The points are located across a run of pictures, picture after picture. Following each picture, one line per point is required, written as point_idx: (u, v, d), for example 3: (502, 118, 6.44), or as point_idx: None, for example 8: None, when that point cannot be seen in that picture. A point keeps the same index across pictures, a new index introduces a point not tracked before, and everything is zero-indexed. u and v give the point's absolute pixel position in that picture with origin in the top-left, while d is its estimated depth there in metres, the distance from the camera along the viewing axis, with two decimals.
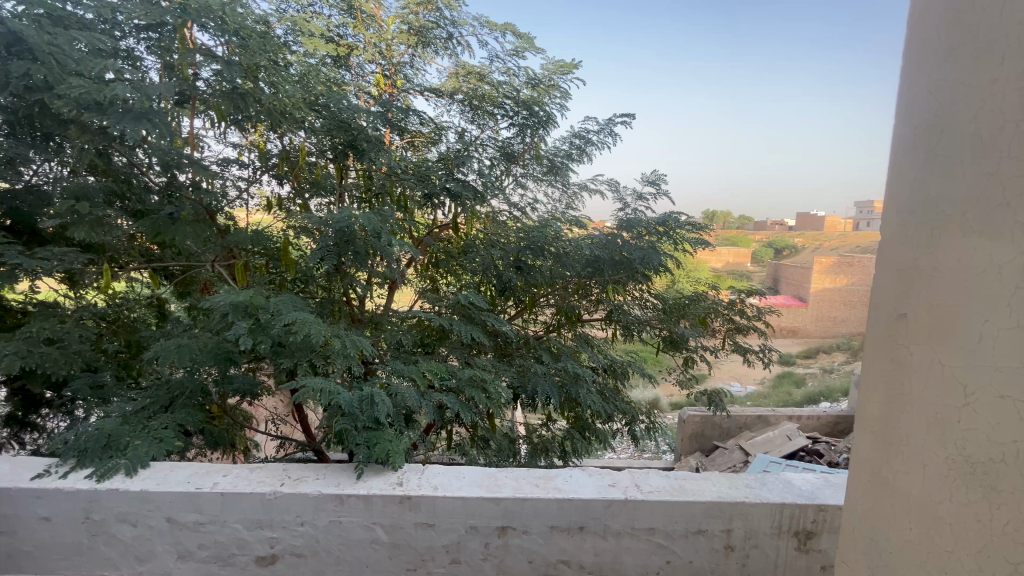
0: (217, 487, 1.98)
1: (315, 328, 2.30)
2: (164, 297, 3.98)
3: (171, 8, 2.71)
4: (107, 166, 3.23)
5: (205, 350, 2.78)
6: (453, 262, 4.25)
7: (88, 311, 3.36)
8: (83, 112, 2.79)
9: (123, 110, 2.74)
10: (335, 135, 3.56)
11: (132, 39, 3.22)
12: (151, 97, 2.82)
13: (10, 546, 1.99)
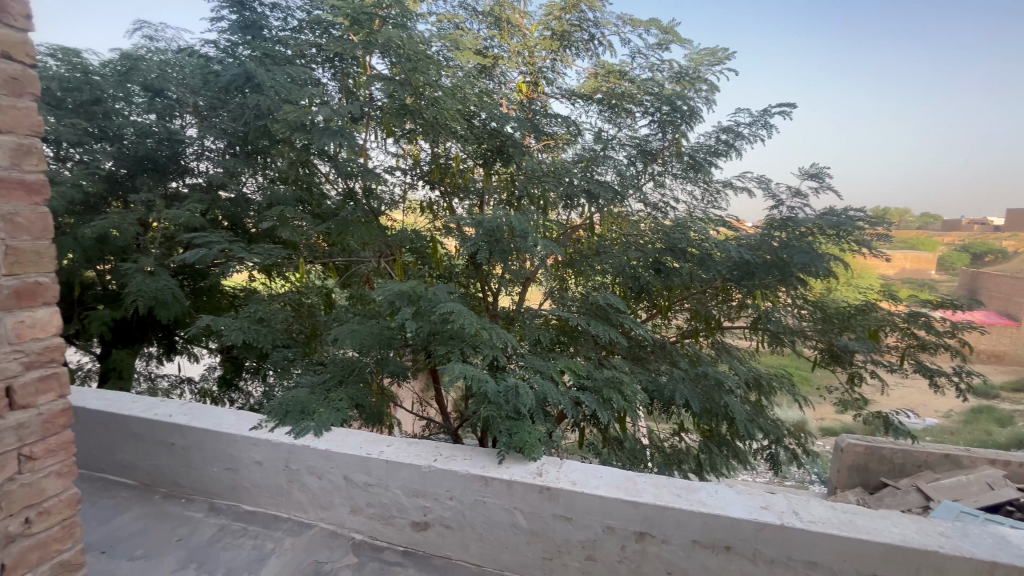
0: (383, 455, 2.26)
1: (468, 319, 2.52)
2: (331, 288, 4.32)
3: (359, 43, 3.22)
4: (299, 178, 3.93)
5: (373, 336, 3.20)
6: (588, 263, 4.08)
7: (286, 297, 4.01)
8: (292, 133, 3.41)
9: (322, 129, 3.29)
10: (485, 142, 3.85)
11: (320, 68, 3.81)
12: (339, 116, 3.31)
13: (234, 480, 2.51)
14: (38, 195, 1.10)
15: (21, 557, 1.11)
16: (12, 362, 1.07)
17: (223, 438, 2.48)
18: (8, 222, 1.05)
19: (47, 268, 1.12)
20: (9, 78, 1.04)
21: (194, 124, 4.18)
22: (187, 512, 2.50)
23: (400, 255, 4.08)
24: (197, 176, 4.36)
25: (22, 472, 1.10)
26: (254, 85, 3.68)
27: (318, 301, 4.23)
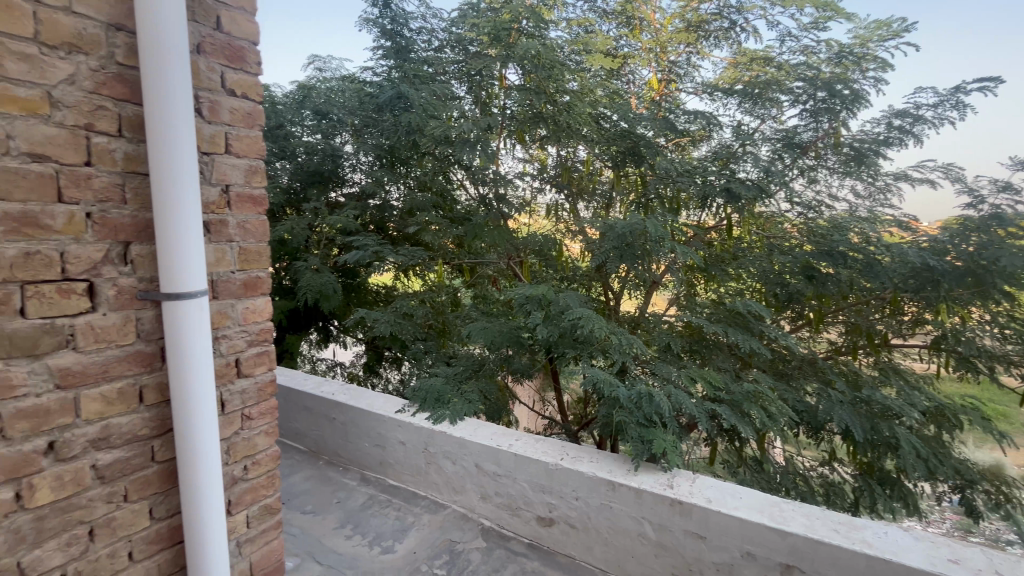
0: (513, 448, 2.37)
1: (598, 324, 2.57)
2: (457, 292, 4.37)
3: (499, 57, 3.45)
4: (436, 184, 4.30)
5: (502, 334, 3.38)
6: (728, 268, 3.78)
7: (436, 295, 4.28)
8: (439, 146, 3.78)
9: (465, 142, 3.55)
10: (616, 144, 3.83)
11: (455, 81, 4.09)
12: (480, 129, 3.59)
13: (382, 456, 2.82)
14: (260, 206, 1.35)
15: (241, 496, 1.38)
16: (240, 338, 1.33)
17: (374, 418, 2.80)
18: (242, 228, 1.31)
19: (265, 264, 1.37)
20: (246, 113, 1.29)
21: (351, 140, 4.78)
22: (344, 479, 2.86)
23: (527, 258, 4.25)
24: (353, 186, 4.90)
25: (244, 427, 1.37)
26: (403, 102, 4.12)
27: (448, 301, 4.36)
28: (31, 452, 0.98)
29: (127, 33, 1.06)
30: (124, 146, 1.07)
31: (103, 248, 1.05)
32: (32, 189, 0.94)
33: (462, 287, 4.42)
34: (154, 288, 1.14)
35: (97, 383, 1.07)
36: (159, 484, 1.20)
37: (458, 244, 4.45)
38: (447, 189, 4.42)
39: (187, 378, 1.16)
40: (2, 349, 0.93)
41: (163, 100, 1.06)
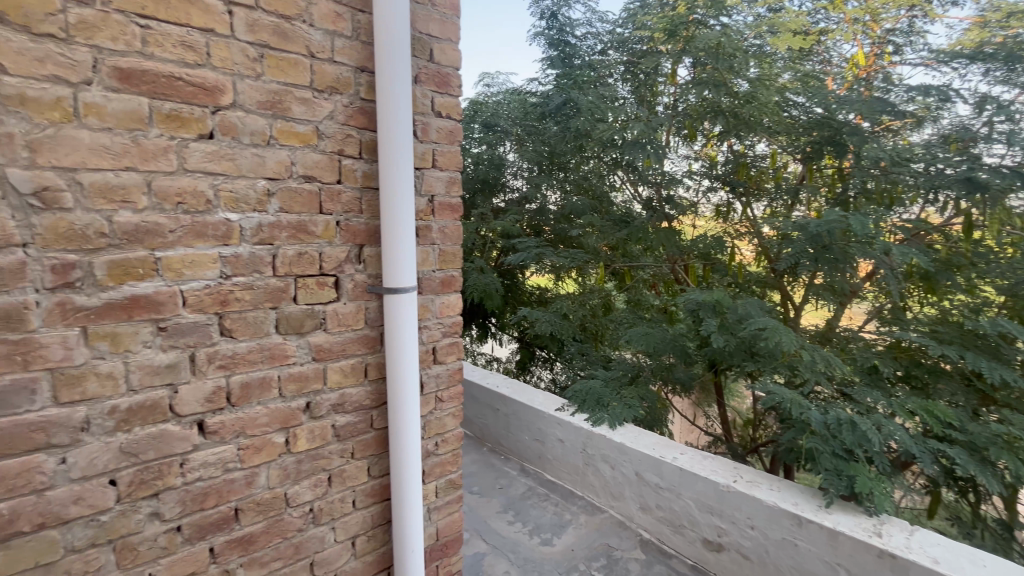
0: (677, 461, 2.25)
1: (787, 336, 2.34)
2: (610, 295, 4.32)
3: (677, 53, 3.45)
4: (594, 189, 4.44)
5: (665, 341, 3.26)
6: (974, 272, 2.98)
7: (593, 297, 4.30)
8: (608, 148, 3.86)
9: (632, 143, 3.61)
10: (815, 133, 3.35)
11: (616, 78, 4.10)
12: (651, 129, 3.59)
13: (541, 450, 2.93)
14: (456, 213, 1.52)
15: (432, 468, 1.56)
16: (437, 330, 1.52)
17: (535, 413, 2.93)
18: (442, 232, 1.49)
19: (458, 264, 1.54)
20: (449, 131, 1.46)
21: (514, 149, 5.07)
22: (505, 467, 3.04)
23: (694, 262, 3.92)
24: (513, 192, 5.18)
25: (437, 408, 1.55)
26: (568, 108, 4.27)
27: (599, 304, 4.34)
28: (296, 408, 1.26)
29: (368, 73, 1.29)
30: (363, 166, 1.30)
31: (346, 250, 1.30)
32: (305, 203, 1.21)
33: (615, 291, 4.32)
34: (378, 283, 1.37)
35: (338, 358, 1.32)
36: (375, 447, 1.43)
37: (611, 246, 4.23)
38: (604, 191, 4.44)
39: (400, 361, 1.36)
40: (283, 327, 1.21)
41: (392, 125, 1.27)
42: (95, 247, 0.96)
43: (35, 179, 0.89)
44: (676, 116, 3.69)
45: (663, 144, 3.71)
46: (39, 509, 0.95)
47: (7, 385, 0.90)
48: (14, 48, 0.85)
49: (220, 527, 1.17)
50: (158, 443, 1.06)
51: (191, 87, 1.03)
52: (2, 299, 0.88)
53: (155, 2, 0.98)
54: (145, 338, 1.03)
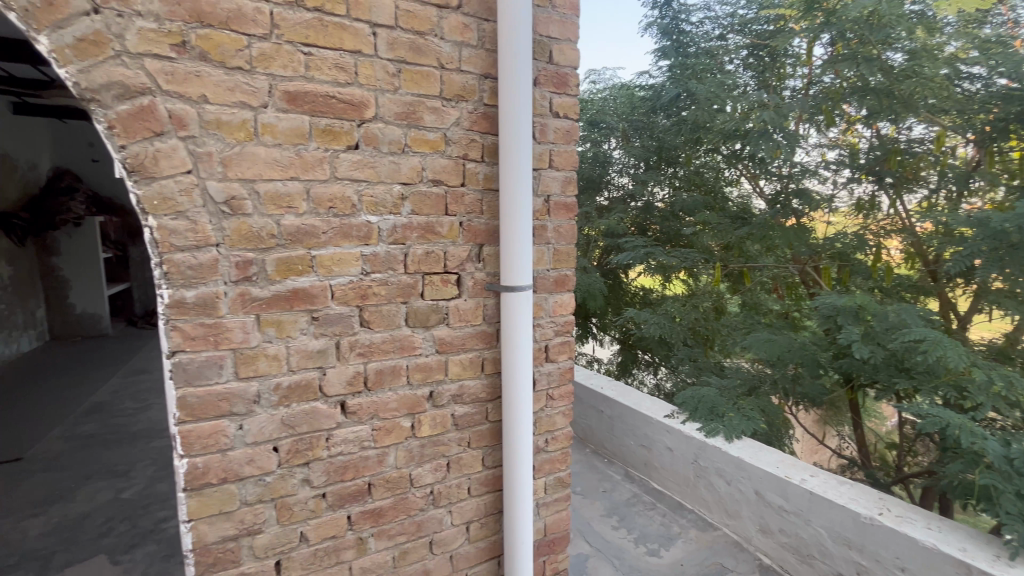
0: (806, 485, 2.04)
1: (954, 351, 2.02)
2: (723, 298, 4.04)
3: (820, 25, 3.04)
4: (703, 182, 4.30)
5: (792, 349, 2.95)
6: None
7: (704, 300, 4.02)
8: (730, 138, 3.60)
9: (759, 135, 3.35)
10: (994, 107, 2.77)
11: (735, 61, 3.89)
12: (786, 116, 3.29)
13: (647, 457, 2.83)
14: (572, 212, 1.52)
15: (542, 464, 1.59)
16: (550, 328, 1.53)
17: (642, 417, 2.84)
18: (557, 232, 1.50)
19: (572, 264, 1.54)
20: (565, 131, 1.47)
21: (620, 145, 4.94)
22: (609, 471, 2.98)
23: (840, 264, 3.40)
24: (618, 189, 5.02)
25: (548, 406, 1.57)
26: (684, 98, 4.09)
27: (710, 308, 4.04)
28: (421, 395, 1.35)
29: (491, 79, 1.34)
30: (485, 168, 1.36)
31: (468, 249, 1.37)
32: (433, 206, 1.30)
33: (730, 292, 4.04)
34: (496, 281, 1.42)
35: (458, 352, 1.40)
36: (489, 438, 1.49)
37: (724, 246, 3.99)
38: (717, 186, 4.28)
39: (515, 357, 1.40)
40: (411, 320, 1.31)
41: (514, 129, 1.31)
42: (267, 246, 1.12)
43: (226, 190, 1.06)
44: (811, 99, 3.30)
45: (799, 138, 3.36)
46: (222, 466, 1.13)
47: (202, 361, 1.08)
48: (214, 81, 1.03)
49: (357, 498, 1.30)
50: (310, 418, 1.21)
51: (342, 104, 1.16)
52: (202, 289, 1.06)
53: (316, 32, 1.11)
54: (302, 326, 1.18)
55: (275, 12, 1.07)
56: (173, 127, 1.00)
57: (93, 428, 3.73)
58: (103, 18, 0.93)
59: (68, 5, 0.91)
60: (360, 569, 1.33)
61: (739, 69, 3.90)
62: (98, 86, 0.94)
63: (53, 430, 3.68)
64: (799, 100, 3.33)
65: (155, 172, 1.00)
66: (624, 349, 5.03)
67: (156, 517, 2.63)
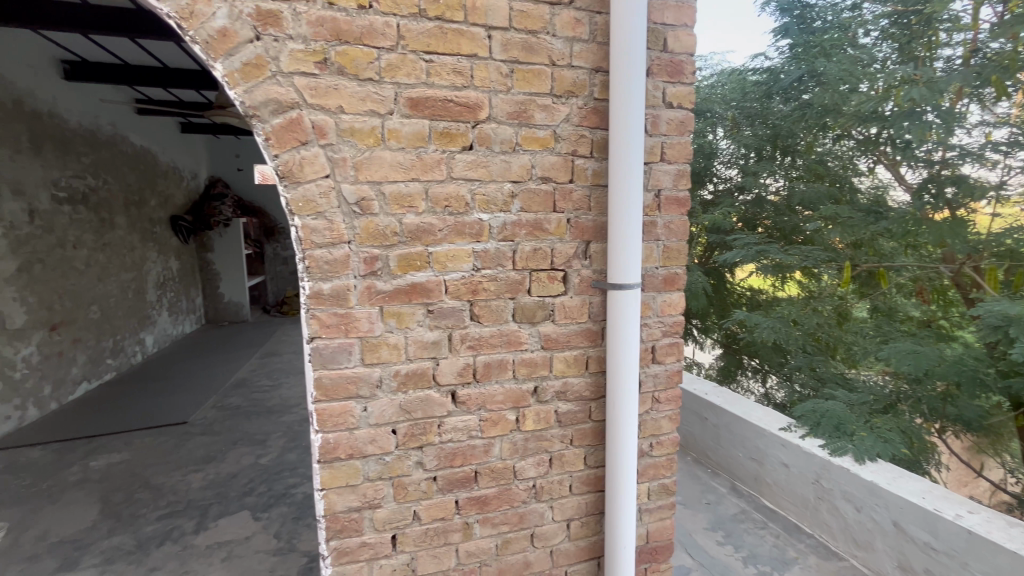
0: (963, 522, 1.75)
1: None
2: (849, 303, 3.60)
3: None
4: (825, 171, 3.85)
5: (946, 364, 2.54)
6: None
7: (828, 303, 3.61)
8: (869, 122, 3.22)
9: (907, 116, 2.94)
10: None
11: (872, 34, 3.48)
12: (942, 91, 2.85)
13: (757, 471, 2.62)
14: (684, 207, 1.44)
15: (646, 469, 1.53)
16: (658, 328, 1.47)
17: (753, 428, 2.63)
18: (667, 228, 1.43)
19: (684, 261, 1.46)
20: (679, 122, 1.39)
21: (728, 134, 4.61)
22: (713, 482, 2.80)
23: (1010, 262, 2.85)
24: (724, 182, 4.70)
25: (654, 408, 1.52)
26: (809, 79, 3.72)
27: (832, 315, 3.61)
28: (526, 390, 1.38)
29: (602, 73, 1.31)
30: (593, 163, 1.34)
31: (575, 246, 1.36)
32: (542, 203, 1.31)
33: (858, 297, 3.58)
34: (602, 279, 1.39)
35: (563, 348, 1.40)
36: (592, 438, 1.47)
37: (847, 242, 3.53)
38: (843, 177, 3.84)
39: (622, 357, 1.37)
40: (519, 315, 1.34)
41: (625, 123, 1.27)
42: (391, 243, 1.20)
43: (358, 192, 1.16)
44: (972, 70, 2.85)
45: (960, 115, 2.90)
46: (350, 443, 1.25)
47: (336, 347, 1.20)
48: (349, 92, 1.13)
49: (464, 485, 1.36)
50: (424, 405, 1.29)
51: (459, 107, 1.21)
52: (337, 282, 1.18)
53: (437, 39, 1.17)
54: (419, 318, 1.26)
55: (401, 25, 1.14)
56: (315, 137, 1.12)
57: (237, 401, 4.32)
58: (263, 43, 1.07)
59: (237, 35, 1.05)
60: (466, 552, 1.39)
61: (877, 41, 3.47)
62: (258, 104, 1.08)
63: (209, 400, 4.33)
64: (954, 73, 2.86)
65: (301, 177, 1.12)
66: (727, 353, 4.67)
67: (287, 482, 2.98)
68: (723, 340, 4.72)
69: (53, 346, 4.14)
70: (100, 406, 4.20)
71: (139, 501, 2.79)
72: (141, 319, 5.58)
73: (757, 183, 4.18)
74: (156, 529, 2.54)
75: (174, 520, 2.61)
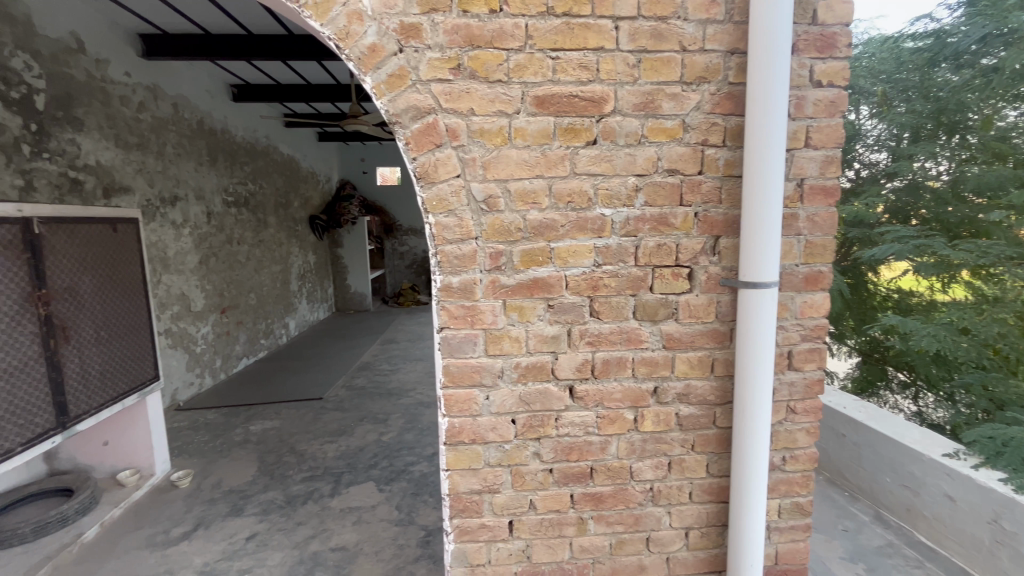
0: None
1: None
2: None
3: None
4: (1013, 150, 3.24)
5: None
6: None
7: (1008, 309, 3.04)
8: None
9: None
10: None
11: None
12: None
13: (910, 501, 2.27)
14: (833, 198, 1.29)
15: (777, 484, 1.41)
16: (795, 332, 1.34)
17: (906, 451, 2.28)
18: (811, 221, 1.29)
19: (830, 258, 1.31)
20: (830, 102, 1.24)
21: (875, 113, 4.05)
22: (852, 508, 2.48)
23: None
24: (865, 168, 4.09)
25: (788, 419, 1.38)
26: (997, 40, 3.15)
27: (1015, 326, 3.01)
28: (645, 390, 1.34)
29: (739, 54, 1.22)
30: (725, 153, 1.25)
31: (703, 241, 1.28)
32: (668, 196, 1.25)
33: None
34: (733, 276, 1.30)
35: (686, 349, 1.33)
36: (716, 445, 1.38)
37: None
38: None
39: (754, 362, 1.27)
40: (640, 313, 1.30)
41: (766, 109, 1.17)
42: (515, 239, 1.24)
43: (485, 190, 1.21)
44: None
45: None
46: (473, 429, 1.31)
47: (462, 337, 1.27)
48: (480, 95, 1.18)
49: (580, 480, 1.36)
50: (543, 398, 1.32)
51: (584, 102, 1.20)
52: (464, 276, 1.24)
53: (564, 36, 1.18)
54: (540, 312, 1.28)
55: (530, 25, 1.17)
56: (448, 139, 1.19)
57: (362, 382, 4.79)
58: (405, 55, 1.16)
59: (384, 49, 1.15)
60: (579, 547, 1.39)
61: None
62: (400, 111, 1.17)
63: (339, 380, 4.86)
64: None
65: (435, 178, 1.20)
66: (866, 363, 4.09)
67: (406, 460, 3.23)
68: (863, 350, 4.12)
69: (223, 326, 4.93)
70: (256, 379, 4.91)
71: (287, 463, 3.23)
72: (286, 306, 6.41)
73: (913, 167, 3.60)
74: (300, 488, 2.92)
75: (315, 483, 2.97)
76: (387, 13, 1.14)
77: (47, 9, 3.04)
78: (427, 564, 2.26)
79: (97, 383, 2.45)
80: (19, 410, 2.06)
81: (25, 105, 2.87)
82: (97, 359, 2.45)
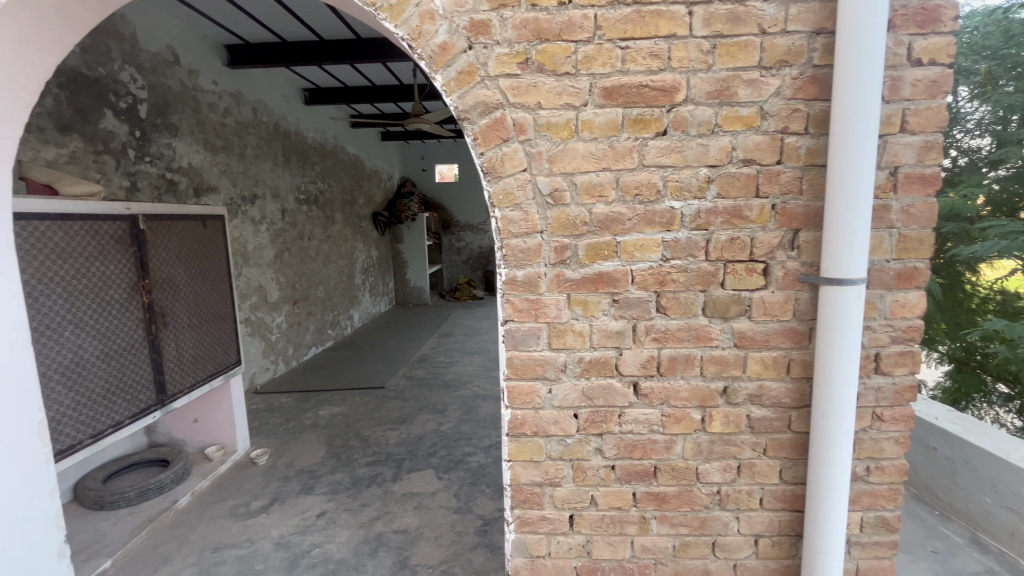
0: None
1: None
2: None
3: None
4: None
5: None
6: None
7: None
8: None
9: None
10: None
11: None
12: None
13: (1016, 526, 2.05)
14: (932, 186, 1.17)
15: (859, 496, 1.31)
16: (885, 333, 1.24)
17: (1011, 470, 2.05)
18: (905, 212, 1.19)
19: (927, 253, 1.19)
20: (931, 82, 1.14)
21: (970, 93, 3.66)
22: (943, 528, 2.26)
23: None
24: (958, 156, 3.72)
25: (874, 427, 1.29)
26: None
27: None
28: (714, 389, 1.29)
29: (825, 34, 1.14)
30: (808, 141, 1.18)
31: (780, 235, 1.21)
32: (742, 187, 1.20)
33: None
34: (814, 272, 1.22)
35: (760, 348, 1.27)
36: (790, 451, 1.31)
37: None
38: None
39: (836, 365, 1.19)
40: (709, 309, 1.25)
41: (855, 93, 1.09)
42: (580, 233, 1.23)
43: (551, 183, 1.21)
44: None
45: None
46: (535, 421, 1.32)
47: (526, 330, 1.28)
48: (547, 88, 1.18)
49: (643, 478, 1.34)
50: (606, 393, 1.30)
51: (654, 91, 1.17)
52: (529, 270, 1.25)
53: (634, 24, 1.15)
54: (604, 307, 1.27)
55: (599, 15, 1.15)
56: (515, 133, 1.20)
57: (421, 373, 4.95)
58: (474, 52, 1.18)
59: (454, 47, 1.18)
60: (641, 546, 1.37)
61: None
62: (469, 107, 1.19)
63: (400, 370, 5.05)
64: None
65: (501, 172, 1.21)
66: (961, 371, 3.74)
67: (463, 450, 3.31)
68: (959, 357, 3.75)
69: (295, 316, 5.26)
70: (324, 367, 5.21)
71: (353, 447, 3.40)
72: (350, 298, 6.73)
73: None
74: (365, 471, 3.07)
75: (378, 467, 3.12)
76: (457, 11, 1.17)
77: (148, 27, 3.35)
78: (484, 552, 2.31)
79: (190, 365, 2.69)
80: (127, 387, 2.30)
81: (131, 113, 3.19)
82: (189, 343, 2.70)
